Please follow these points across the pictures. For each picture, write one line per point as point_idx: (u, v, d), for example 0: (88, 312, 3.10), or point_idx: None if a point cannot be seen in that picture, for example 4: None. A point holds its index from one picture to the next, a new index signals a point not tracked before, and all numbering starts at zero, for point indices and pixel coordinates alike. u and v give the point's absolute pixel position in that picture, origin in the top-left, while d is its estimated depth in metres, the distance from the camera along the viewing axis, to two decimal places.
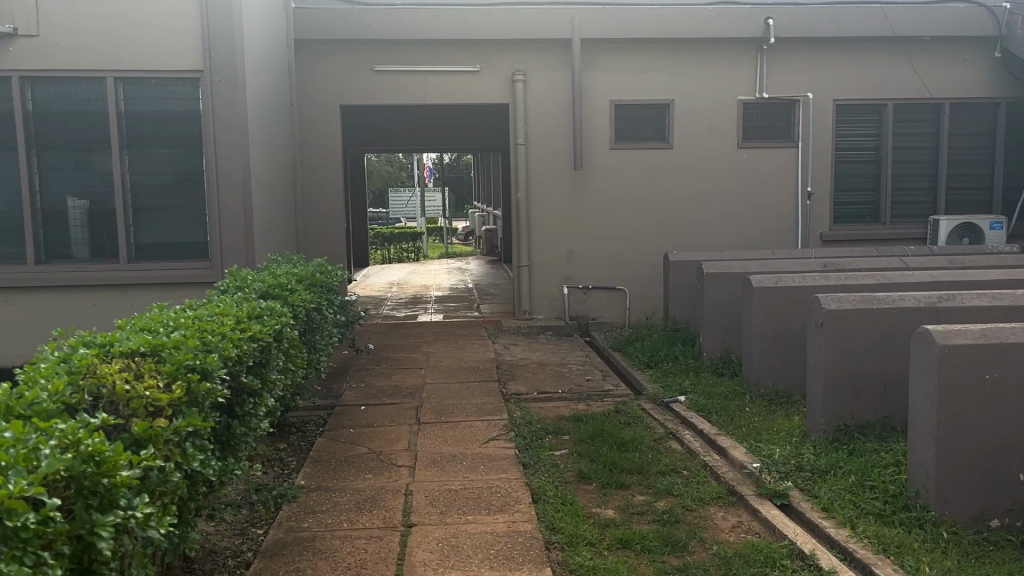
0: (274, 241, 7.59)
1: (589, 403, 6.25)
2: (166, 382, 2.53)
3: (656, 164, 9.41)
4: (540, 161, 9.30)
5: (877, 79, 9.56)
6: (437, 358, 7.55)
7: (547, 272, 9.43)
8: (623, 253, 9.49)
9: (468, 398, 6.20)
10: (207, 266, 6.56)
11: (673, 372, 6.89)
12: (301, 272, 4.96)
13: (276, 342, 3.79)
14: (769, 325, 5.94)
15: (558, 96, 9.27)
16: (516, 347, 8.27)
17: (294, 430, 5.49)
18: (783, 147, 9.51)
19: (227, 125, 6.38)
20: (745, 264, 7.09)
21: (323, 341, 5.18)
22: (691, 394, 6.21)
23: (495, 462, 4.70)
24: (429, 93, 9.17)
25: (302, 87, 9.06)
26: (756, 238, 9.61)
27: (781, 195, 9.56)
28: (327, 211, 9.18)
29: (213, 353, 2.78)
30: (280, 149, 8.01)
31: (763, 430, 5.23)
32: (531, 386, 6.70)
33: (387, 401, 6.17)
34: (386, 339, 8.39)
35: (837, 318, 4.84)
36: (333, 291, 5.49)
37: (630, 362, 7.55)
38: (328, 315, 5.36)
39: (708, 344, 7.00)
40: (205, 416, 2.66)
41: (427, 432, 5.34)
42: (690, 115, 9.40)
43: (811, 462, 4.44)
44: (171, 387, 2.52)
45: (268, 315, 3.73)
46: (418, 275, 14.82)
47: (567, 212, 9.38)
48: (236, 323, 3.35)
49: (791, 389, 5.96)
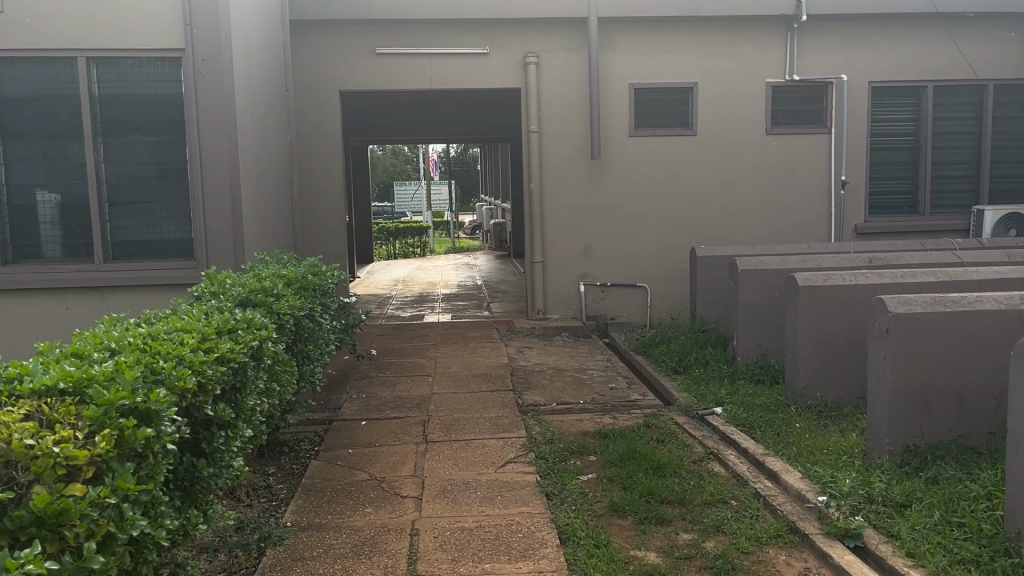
0: (267, 238, 6.98)
1: (615, 416, 5.63)
2: (89, 433, 1.94)
3: (678, 152, 8.76)
4: (555, 149, 8.66)
5: (916, 59, 8.88)
6: (445, 364, 6.93)
7: (563, 268, 8.81)
8: (644, 246, 8.85)
9: (479, 410, 5.59)
10: (192, 265, 5.97)
11: (706, 379, 6.26)
12: (292, 273, 4.33)
13: (255, 361, 3.15)
14: (817, 328, 5.31)
15: (574, 79, 8.62)
16: (530, 350, 7.65)
17: (286, 450, 4.91)
18: (816, 133, 8.85)
19: (212, 110, 5.77)
20: (783, 259, 6.45)
21: (315, 350, 4.56)
22: (729, 406, 5.59)
23: (514, 492, 4.08)
24: (434, 78, 8.54)
25: (298, 72, 8.44)
26: (786, 231, 8.96)
27: (812, 185, 8.92)
28: (327, 205, 8.58)
29: (158, 388, 2.17)
30: (275, 138, 7.40)
31: (817, 450, 4.60)
32: (549, 395, 6.08)
33: (391, 415, 5.56)
34: (390, 343, 7.79)
35: (906, 324, 4.20)
36: (329, 295, 4.89)
37: (656, 367, 6.92)
38: (323, 320, 4.75)
39: (743, 348, 6.39)
40: (144, 472, 2.06)
41: (434, 453, 4.73)
42: (715, 99, 8.74)
43: (882, 491, 3.80)
44: (94, 440, 1.93)
45: (246, 329, 3.09)
46: (424, 271, 14.23)
47: (584, 204, 8.74)
48: (201, 341, 2.73)
49: (840, 400, 5.34)
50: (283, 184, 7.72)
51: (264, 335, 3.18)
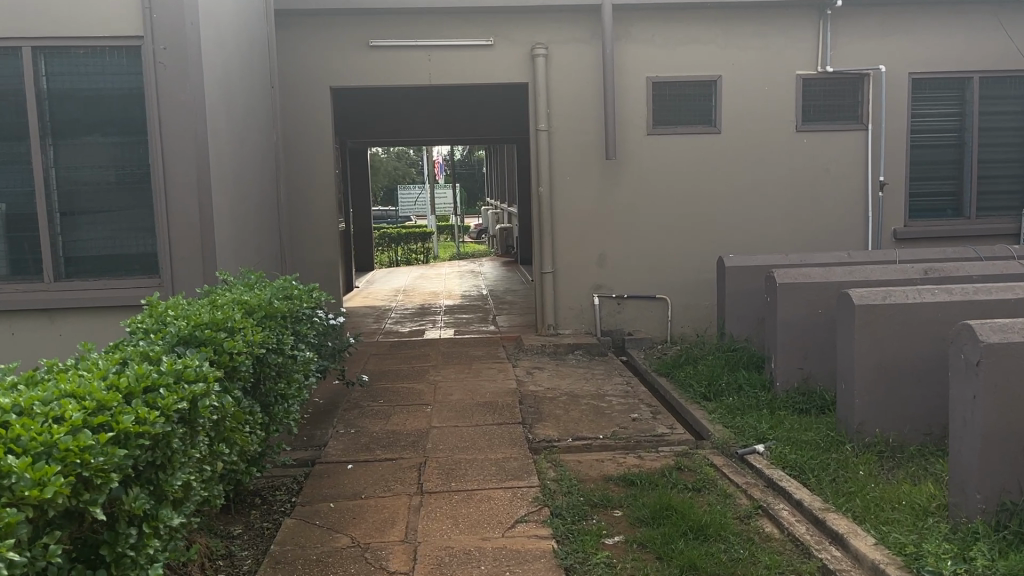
0: (247, 250, 6.26)
1: (640, 456, 4.90)
2: None
3: (701, 152, 8.02)
4: (565, 150, 7.91)
5: (961, 48, 8.11)
6: (446, 390, 6.18)
7: (575, 281, 8.06)
8: (664, 255, 8.11)
9: (484, 449, 4.86)
10: (155, 283, 5.26)
11: (742, 409, 5.52)
12: (255, 298, 3.60)
13: (187, 425, 2.48)
14: (877, 354, 4.57)
15: (585, 72, 7.89)
16: (541, 371, 6.91)
17: (259, 506, 4.19)
18: (851, 130, 8.08)
19: (175, 104, 5.05)
20: (826, 270, 5.70)
21: (284, 387, 3.84)
22: (773, 443, 4.83)
23: (526, 567, 3.34)
24: (434, 72, 7.81)
25: (286, 66, 7.72)
26: (820, 238, 8.20)
27: (847, 186, 8.16)
28: (318, 212, 7.87)
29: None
30: (256, 139, 6.68)
31: (888, 505, 3.85)
32: (564, 429, 5.33)
33: (383, 455, 4.83)
34: (386, 364, 7.05)
35: (1001, 356, 3.44)
36: (305, 321, 4.16)
37: (682, 392, 6.18)
38: (297, 353, 4.02)
39: (783, 372, 5.68)
40: None
41: (431, 508, 4.01)
42: (740, 94, 7.99)
43: (986, 570, 3.05)
44: None
45: (173, 384, 2.42)
46: (427, 280, 13.51)
47: (597, 210, 8.00)
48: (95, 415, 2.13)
49: (903, 438, 4.59)
50: (267, 190, 7.00)
51: (199, 390, 2.50)
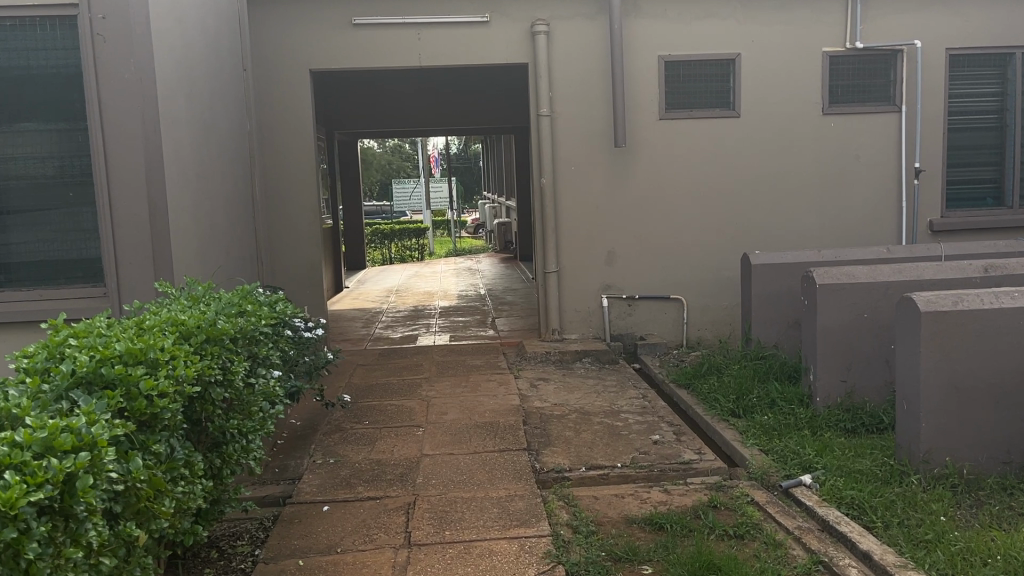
0: (215, 251, 5.53)
1: (665, 490, 4.21)
2: None
3: (719, 139, 7.30)
4: (570, 136, 7.19)
5: (1001, 21, 7.40)
6: (440, 409, 5.46)
7: (581, 280, 7.35)
8: (679, 252, 7.40)
9: (483, 483, 4.16)
10: (99, 293, 4.54)
11: (779, 431, 4.82)
12: (194, 317, 2.88)
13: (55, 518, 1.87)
14: (948, 370, 3.87)
15: (591, 51, 7.15)
16: (547, 383, 6.20)
17: (214, 563, 3.49)
18: (882, 112, 7.36)
19: (117, 85, 4.33)
20: (873, 269, 4.99)
21: (236, 424, 3.14)
22: (822, 473, 4.13)
23: None
24: (424, 53, 7.08)
25: (258, 48, 6.98)
26: (849, 231, 7.49)
27: (879, 173, 7.44)
28: (298, 208, 7.13)
29: None
30: (224, 126, 5.95)
31: (979, 560, 3.16)
32: (576, 455, 4.63)
33: (366, 492, 4.13)
34: (373, 378, 6.32)
35: None
36: (265, 341, 3.45)
37: (707, 408, 5.48)
38: (253, 381, 3.31)
39: (824, 386, 5.00)
40: None
41: (420, 564, 3.32)
42: (761, 74, 7.27)
43: None
44: None
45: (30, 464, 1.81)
46: (423, 279, 12.75)
47: (606, 202, 7.29)
48: None
49: (977, 469, 3.91)
50: (238, 183, 6.27)
51: (72, 469, 1.86)
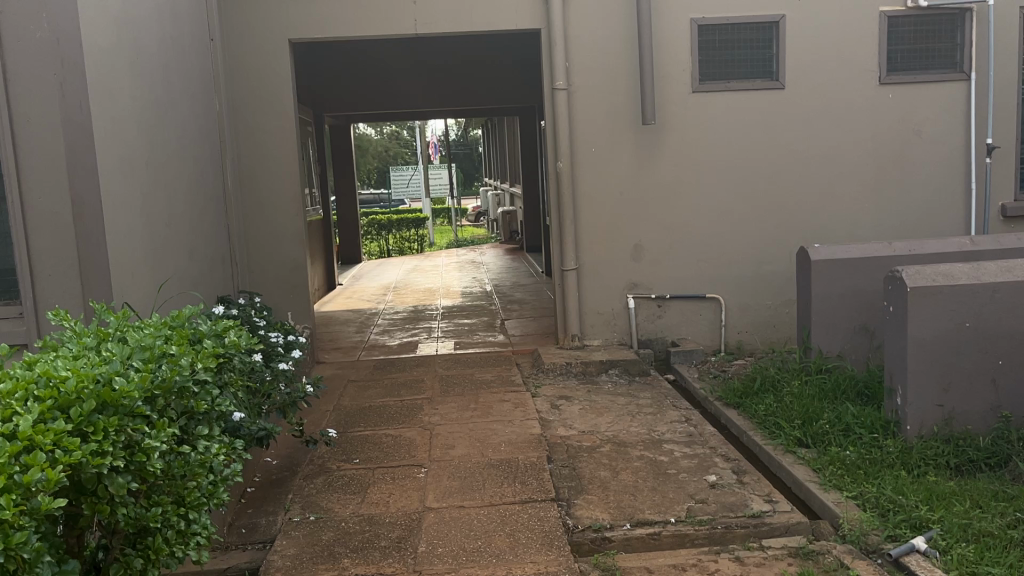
0: (173, 253, 4.59)
1: (736, 558, 3.29)
2: None
3: (761, 114, 6.33)
4: (589, 113, 6.23)
5: None
6: (445, 442, 4.52)
7: (604, 278, 6.42)
8: (715, 245, 6.45)
9: (501, 552, 3.25)
10: (16, 313, 3.65)
11: (865, 469, 3.90)
12: (78, 374, 2.00)
13: None
14: None
15: (612, 13, 6.17)
16: (570, 403, 5.25)
17: None
18: (949, 81, 6.37)
19: (23, 50, 3.38)
20: (975, 268, 4.05)
21: (162, 512, 2.20)
22: (937, 533, 3.23)
23: None
24: (419, 18, 6.10)
25: (227, 14, 5.99)
26: (911, 218, 6.53)
27: (945, 151, 6.47)
28: (276, 200, 6.17)
29: None
30: (183, 105, 5.00)
31: None
32: (616, 506, 3.70)
33: (353, 568, 3.20)
34: (366, 399, 5.38)
35: None
36: (206, 390, 2.51)
37: (767, 435, 4.55)
38: (188, 447, 2.35)
39: (917, 412, 4.06)
40: None
41: None
42: (809, 38, 6.29)
43: None
44: None
45: None
46: (422, 274, 11.77)
47: (630, 188, 6.34)
48: None
49: None
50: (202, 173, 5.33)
51: None
